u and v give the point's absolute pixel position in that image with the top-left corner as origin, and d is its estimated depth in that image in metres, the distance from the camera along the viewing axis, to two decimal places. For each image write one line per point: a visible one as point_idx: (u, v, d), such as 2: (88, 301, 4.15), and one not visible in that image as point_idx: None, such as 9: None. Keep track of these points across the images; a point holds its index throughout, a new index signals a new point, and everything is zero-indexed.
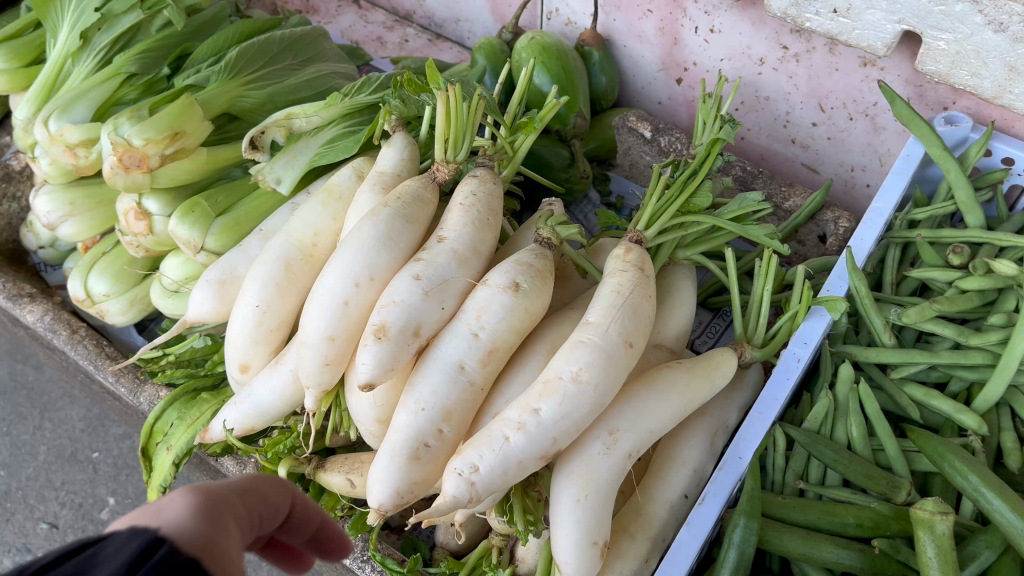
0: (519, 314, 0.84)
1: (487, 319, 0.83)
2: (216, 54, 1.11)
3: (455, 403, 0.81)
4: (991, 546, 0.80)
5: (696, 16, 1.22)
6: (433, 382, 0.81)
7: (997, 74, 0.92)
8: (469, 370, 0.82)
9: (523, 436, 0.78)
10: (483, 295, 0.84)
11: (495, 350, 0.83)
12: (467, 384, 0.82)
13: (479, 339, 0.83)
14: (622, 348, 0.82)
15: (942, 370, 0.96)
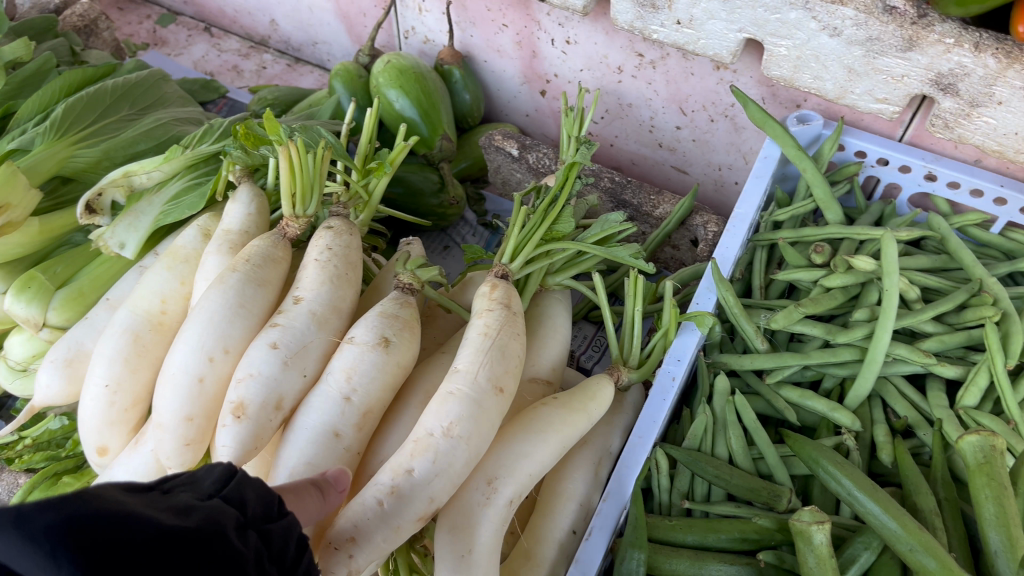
0: (389, 372, 0.80)
1: (358, 379, 0.78)
2: (42, 110, 1.04)
3: (330, 472, 0.76)
4: (869, 547, 0.81)
5: (550, 28, 1.19)
6: (303, 454, 0.75)
7: (837, 77, 0.94)
8: (344, 438, 0.77)
9: (396, 498, 0.74)
10: (351, 354, 0.80)
11: (369, 412, 0.79)
12: (341, 453, 0.77)
13: (351, 403, 0.78)
14: (492, 394, 0.80)
15: (815, 370, 0.98)
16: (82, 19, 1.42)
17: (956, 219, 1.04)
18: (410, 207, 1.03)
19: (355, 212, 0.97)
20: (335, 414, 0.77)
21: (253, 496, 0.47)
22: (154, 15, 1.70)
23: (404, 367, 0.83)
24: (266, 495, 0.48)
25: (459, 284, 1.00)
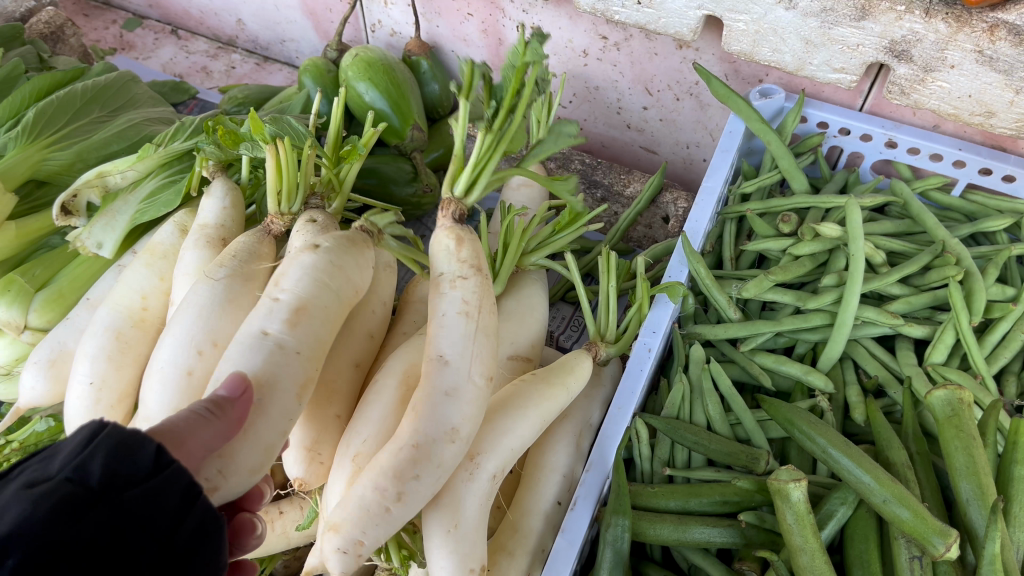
0: (321, 267, 0.81)
1: (286, 283, 0.80)
2: (14, 115, 1.05)
3: (268, 370, 0.73)
4: (844, 502, 0.84)
5: (515, 15, 1.21)
6: (235, 359, 0.74)
7: (795, 49, 0.97)
8: (275, 334, 0.76)
9: (404, 505, 0.75)
10: (285, 267, 0.82)
11: (303, 308, 0.78)
12: (272, 347, 0.74)
13: (281, 301, 0.79)
14: (481, 385, 0.81)
15: (787, 336, 1.00)
16: (49, 27, 1.43)
17: (918, 184, 1.07)
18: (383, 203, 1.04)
19: (329, 198, 0.98)
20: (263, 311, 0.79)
21: (116, 459, 0.47)
22: (120, 20, 1.70)
23: (346, 270, 0.83)
24: (139, 445, 0.49)
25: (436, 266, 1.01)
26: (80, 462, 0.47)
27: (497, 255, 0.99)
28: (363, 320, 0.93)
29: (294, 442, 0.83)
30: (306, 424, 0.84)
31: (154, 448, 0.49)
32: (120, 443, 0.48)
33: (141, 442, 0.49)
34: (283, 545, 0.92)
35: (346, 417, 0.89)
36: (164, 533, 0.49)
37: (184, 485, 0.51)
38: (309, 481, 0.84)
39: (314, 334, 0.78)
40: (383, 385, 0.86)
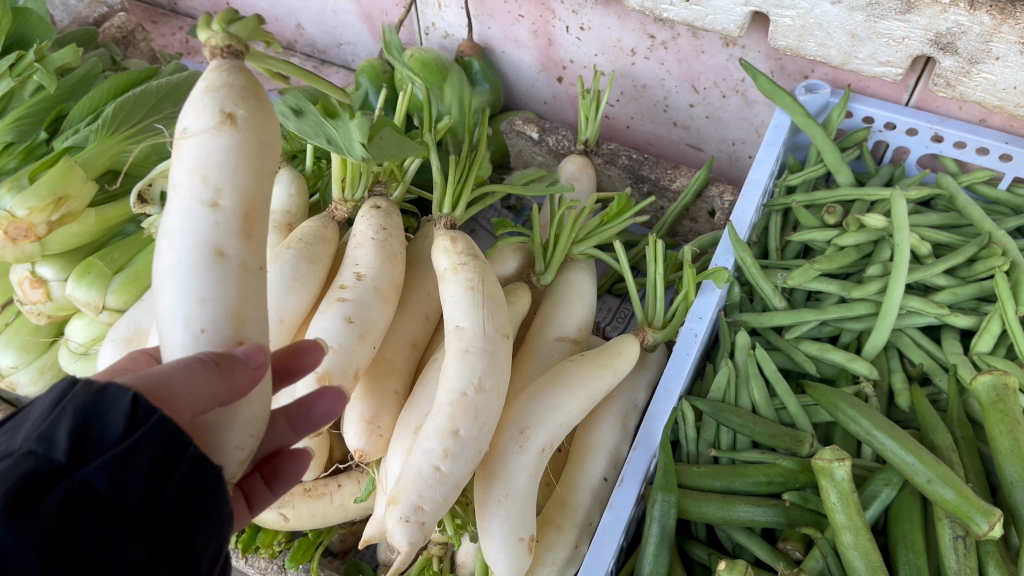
0: (249, 150, 0.63)
1: (214, 175, 0.62)
2: (93, 110, 1.14)
3: (240, 301, 0.61)
4: (889, 483, 0.86)
5: (565, 16, 1.25)
6: (201, 298, 0.60)
7: (841, 43, 0.99)
8: (230, 257, 0.61)
9: (451, 461, 0.80)
10: (195, 149, 0.63)
11: (251, 212, 0.64)
12: (237, 273, 0.62)
13: (221, 207, 0.62)
14: (500, 341, 0.86)
15: (832, 324, 1.01)
16: (121, 31, 1.51)
17: (965, 178, 1.08)
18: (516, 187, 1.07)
19: (390, 187, 1.03)
20: (209, 230, 0.61)
21: (83, 423, 0.45)
22: (185, 26, 1.78)
23: (268, 136, 0.65)
24: (110, 400, 0.46)
25: (489, 255, 1.05)
26: (45, 432, 0.44)
27: (548, 245, 1.03)
28: (417, 302, 0.98)
29: (354, 416, 0.88)
30: (365, 399, 0.90)
31: (126, 404, 0.46)
32: (85, 404, 0.45)
33: (114, 395, 0.46)
34: (341, 516, 0.96)
35: (403, 393, 0.93)
36: (154, 490, 0.46)
37: (173, 429, 0.47)
38: (369, 453, 0.88)
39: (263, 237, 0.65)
40: (437, 361, 0.92)
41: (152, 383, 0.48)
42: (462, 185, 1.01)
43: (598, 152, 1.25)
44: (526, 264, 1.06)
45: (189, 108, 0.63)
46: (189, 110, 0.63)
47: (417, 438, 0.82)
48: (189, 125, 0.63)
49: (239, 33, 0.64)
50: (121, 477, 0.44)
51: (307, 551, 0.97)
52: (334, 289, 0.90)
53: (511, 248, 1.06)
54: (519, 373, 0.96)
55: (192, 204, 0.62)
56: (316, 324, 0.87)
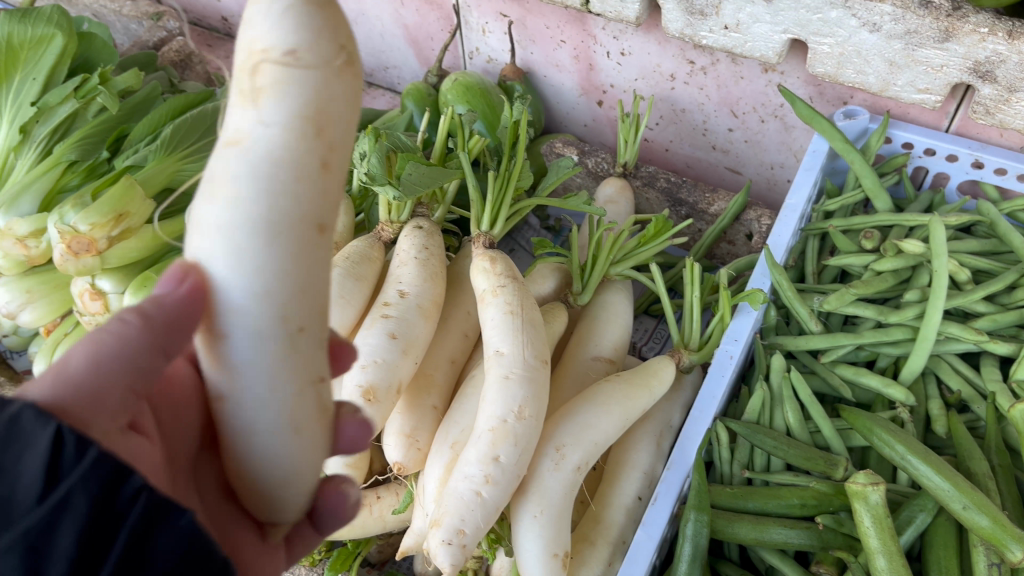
0: (345, 91, 0.50)
1: (327, 123, 0.49)
2: (152, 131, 1.21)
3: (317, 291, 0.51)
4: (924, 509, 0.86)
5: (606, 41, 1.27)
6: (281, 292, 0.49)
7: (879, 70, 1.00)
8: (323, 239, 0.51)
9: (493, 486, 0.82)
10: (292, 82, 0.47)
11: (336, 167, 0.51)
12: (319, 247, 0.51)
13: (315, 172, 0.49)
14: (540, 368, 0.88)
15: (869, 349, 1.02)
16: (178, 55, 1.60)
17: (1006, 205, 1.08)
18: (553, 202, 1.08)
19: (433, 207, 1.07)
20: (297, 201, 0.49)
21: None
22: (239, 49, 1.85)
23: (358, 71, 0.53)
24: (25, 441, 0.39)
25: (527, 274, 1.07)
26: None
27: (585, 267, 1.05)
28: (456, 320, 1.01)
29: (395, 429, 0.91)
30: (406, 413, 0.93)
31: (45, 447, 0.39)
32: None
33: (30, 431, 0.39)
34: (379, 527, 0.98)
35: (442, 408, 0.96)
36: (85, 553, 0.40)
37: (111, 474, 0.41)
38: (408, 466, 0.90)
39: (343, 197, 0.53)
40: (477, 378, 0.94)
41: (75, 391, 0.43)
42: (501, 201, 1.03)
43: (636, 175, 1.28)
44: (564, 284, 1.08)
45: (261, 15, 0.48)
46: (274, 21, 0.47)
47: (460, 460, 0.85)
48: (292, 48, 0.47)
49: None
50: (39, 545, 0.38)
51: (346, 560, 1.00)
52: (379, 305, 0.93)
53: (550, 268, 1.08)
54: (556, 390, 0.98)
55: (276, 156, 0.48)
56: (361, 338, 0.90)
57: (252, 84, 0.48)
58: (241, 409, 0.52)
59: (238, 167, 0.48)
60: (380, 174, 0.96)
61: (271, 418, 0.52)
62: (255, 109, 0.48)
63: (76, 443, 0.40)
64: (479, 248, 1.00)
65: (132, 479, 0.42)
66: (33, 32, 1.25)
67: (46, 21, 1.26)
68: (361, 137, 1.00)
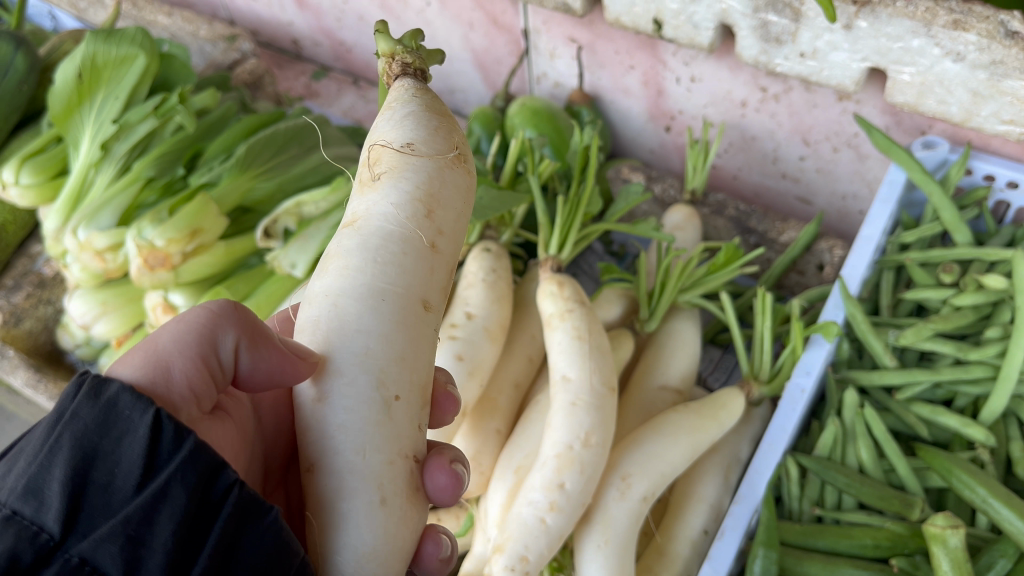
0: (465, 201, 0.67)
1: (430, 206, 0.63)
2: (226, 149, 1.25)
3: (429, 375, 0.63)
4: (1005, 555, 0.82)
5: (676, 67, 1.26)
6: (415, 361, 0.61)
7: (962, 100, 0.97)
8: (433, 318, 0.63)
9: (557, 514, 0.81)
10: (401, 170, 0.63)
11: (451, 269, 0.66)
12: (435, 332, 0.63)
13: (436, 257, 0.64)
14: (607, 396, 0.87)
15: (946, 387, 0.97)
16: (251, 76, 1.65)
17: None
18: (622, 228, 1.07)
19: (501, 230, 1.07)
20: (427, 275, 0.63)
21: (90, 464, 0.45)
22: (308, 71, 1.90)
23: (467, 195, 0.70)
24: (130, 426, 0.46)
25: (593, 299, 1.07)
26: (52, 463, 0.44)
27: (653, 294, 1.04)
28: (522, 343, 1.01)
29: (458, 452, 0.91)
30: (469, 437, 0.93)
31: (144, 433, 0.46)
32: (96, 430, 0.45)
33: (129, 416, 0.46)
34: None
35: (505, 431, 0.95)
36: (182, 547, 0.45)
37: (200, 470, 0.47)
38: (470, 490, 0.91)
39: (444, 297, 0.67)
40: (543, 403, 0.93)
41: (159, 366, 0.51)
42: (570, 225, 1.02)
43: (704, 203, 1.27)
44: (630, 310, 1.08)
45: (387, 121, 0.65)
46: (420, 128, 0.64)
47: (524, 486, 0.84)
48: (407, 142, 0.64)
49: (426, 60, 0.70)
50: (140, 532, 0.44)
51: None
52: (446, 326, 0.94)
53: (617, 293, 1.07)
54: (622, 418, 0.99)
55: (384, 234, 0.62)
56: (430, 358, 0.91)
57: (370, 178, 0.65)
58: (341, 460, 0.57)
59: (353, 240, 0.62)
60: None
61: (361, 484, 0.57)
62: (395, 187, 0.63)
63: (171, 435, 0.46)
64: (545, 271, 0.99)
65: (222, 477, 0.48)
66: (116, 52, 1.28)
67: (130, 41, 1.30)
68: None
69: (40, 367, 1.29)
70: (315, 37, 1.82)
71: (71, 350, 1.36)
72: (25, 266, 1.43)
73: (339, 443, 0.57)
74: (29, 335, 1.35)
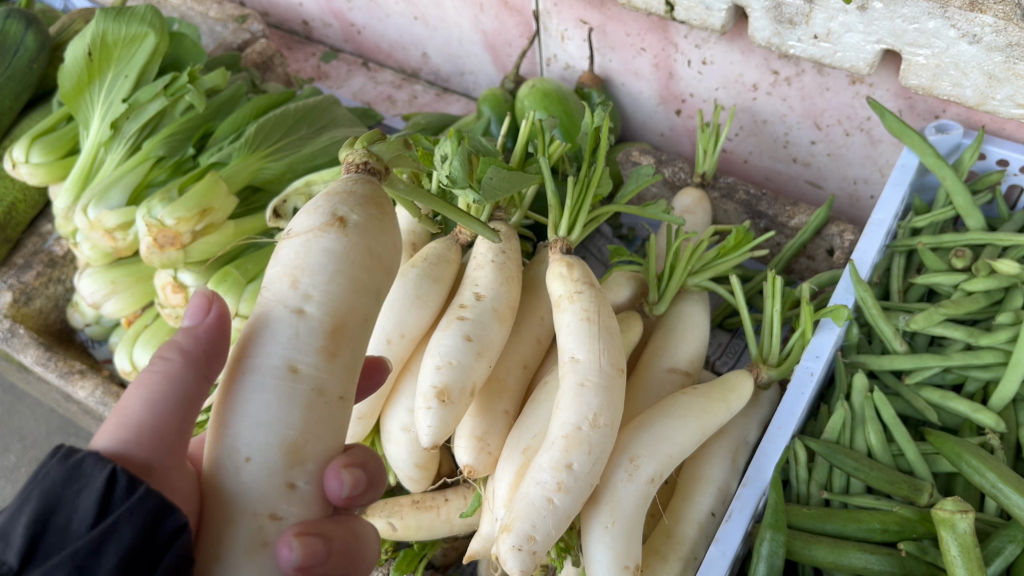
0: (354, 260, 0.69)
1: (302, 275, 0.68)
2: (236, 129, 1.25)
3: (304, 436, 0.63)
4: (1014, 540, 0.81)
5: (687, 50, 1.26)
6: (279, 424, 0.62)
7: (978, 83, 0.97)
8: (307, 379, 0.64)
9: (564, 494, 0.81)
10: (290, 249, 0.70)
11: (340, 329, 0.67)
12: (307, 393, 0.64)
13: (308, 316, 0.66)
14: (616, 377, 0.87)
15: (956, 372, 0.97)
16: (261, 57, 1.64)
17: None
18: (632, 210, 1.07)
19: (510, 212, 1.07)
20: (297, 336, 0.65)
21: (52, 510, 0.49)
22: (319, 53, 1.90)
23: (381, 254, 0.71)
24: (87, 479, 0.50)
25: (602, 282, 1.06)
26: (17, 513, 0.48)
27: (662, 277, 1.04)
28: (530, 325, 1.00)
29: (466, 432, 0.91)
30: (477, 417, 0.93)
31: (99, 485, 0.50)
32: (59, 484, 0.50)
33: (89, 472, 0.51)
34: (446, 531, 0.98)
35: (513, 413, 0.95)
36: None
37: (150, 509, 0.50)
38: (478, 469, 0.91)
39: (351, 359, 0.67)
40: (552, 383, 0.93)
41: (129, 427, 0.55)
42: (579, 207, 1.02)
43: (714, 186, 1.26)
44: (640, 293, 1.07)
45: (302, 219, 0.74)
46: (304, 219, 0.72)
47: (531, 469, 0.84)
48: (296, 231, 0.72)
49: (379, 153, 0.76)
50: (86, 564, 0.47)
51: (412, 563, 0.99)
52: (455, 307, 0.94)
53: (626, 276, 1.07)
54: (630, 400, 0.98)
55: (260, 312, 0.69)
56: (439, 338, 0.91)
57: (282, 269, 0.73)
58: (213, 513, 0.60)
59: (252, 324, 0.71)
60: (461, 177, 0.95)
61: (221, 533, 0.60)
62: (276, 268, 0.70)
63: (125, 482, 0.50)
64: (555, 252, 0.99)
65: (171, 517, 0.51)
66: (126, 31, 1.28)
67: (139, 20, 1.30)
68: (444, 139, 0.99)
69: (50, 346, 1.30)
70: (325, 18, 1.82)
71: (81, 329, 1.37)
72: (35, 245, 1.43)
73: (210, 500, 0.61)
74: (39, 314, 1.37)
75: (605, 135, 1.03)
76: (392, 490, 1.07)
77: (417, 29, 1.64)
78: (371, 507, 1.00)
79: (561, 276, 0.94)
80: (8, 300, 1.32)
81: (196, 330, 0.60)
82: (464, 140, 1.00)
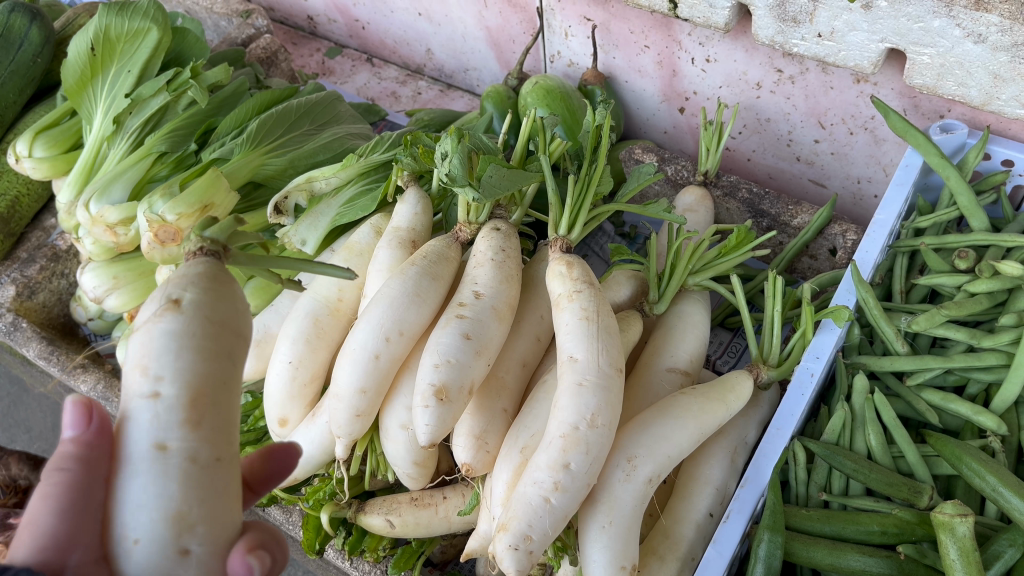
0: (198, 330, 0.58)
1: (149, 365, 0.57)
2: (238, 125, 1.25)
3: (185, 502, 0.53)
4: (1014, 544, 0.80)
5: (691, 47, 1.25)
6: (155, 494, 0.53)
7: (983, 83, 0.96)
8: (173, 449, 0.54)
9: (561, 494, 0.81)
10: (138, 343, 0.59)
11: (200, 397, 0.56)
12: (181, 465, 0.54)
13: (163, 396, 0.56)
14: (615, 377, 0.86)
15: (958, 374, 0.96)
16: (265, 52, 1.63)
17: None
18: (633, 209, 1.06)
19: (511, 210, 1.06)
20: (152, 421, 0.55)
21: None
22: (323, 49, 1.90)
23: (230, 317, 0.60)
24: None
25: (602, 281, 1.06)
26: None
27: (662, 276, 1.04)
28: (530, 322, 1.00)
29: (465, 430, 0.91)
30: (476, 415, 0.92)
31: None
32: None
33: None
34: (445, 528, 0.98)
35: (512, 411, 0.95)
36: None
37: None
38: (477, 468, 0.91)
39: (222, 424, 0.57)
40: (551, 381, 0.93)
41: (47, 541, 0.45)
42: (580, 205, 1.01)
43: (716, 184, 1.25)
44: (640, 292, 1.07)
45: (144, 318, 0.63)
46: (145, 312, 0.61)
47: (528, 469, 0.84)
48: (136, 330, 0.61)
49: (216, 235, 0.65)
50: None
51: (410, 560, 0.99)
52: (454, 305, 0.94)
53: (626, 274, 1.07)
54: (628, 399, 0.98)
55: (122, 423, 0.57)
56: (437, 336, 0.91)
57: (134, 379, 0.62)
58: None
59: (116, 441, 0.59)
60: (460, 175, 0.95)
61: None
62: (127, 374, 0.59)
63: None
64: (554, 251, 0.99)
65: None
66: (130, 26, 1.29)
67: (143, 15, 1.30)
68: (444, 137, 0.98)
69: (53, 340, 1.30)
70: (330, 14, 1.82)
71: (84, 323, 1.38)
72: (39, 240, 1.43)
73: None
74: (43, 307, 1.37)
75: (606, 135, 1.03)
76: (390, 487, 1.07)
77: (422, 25, 1.64)
78: (370, 504, 1.00)
79: (560, 276, 0.94)
80: (12, 294, 1.33)
81: (81, 440, 0.49)
82: (465, 137, 1.00)
